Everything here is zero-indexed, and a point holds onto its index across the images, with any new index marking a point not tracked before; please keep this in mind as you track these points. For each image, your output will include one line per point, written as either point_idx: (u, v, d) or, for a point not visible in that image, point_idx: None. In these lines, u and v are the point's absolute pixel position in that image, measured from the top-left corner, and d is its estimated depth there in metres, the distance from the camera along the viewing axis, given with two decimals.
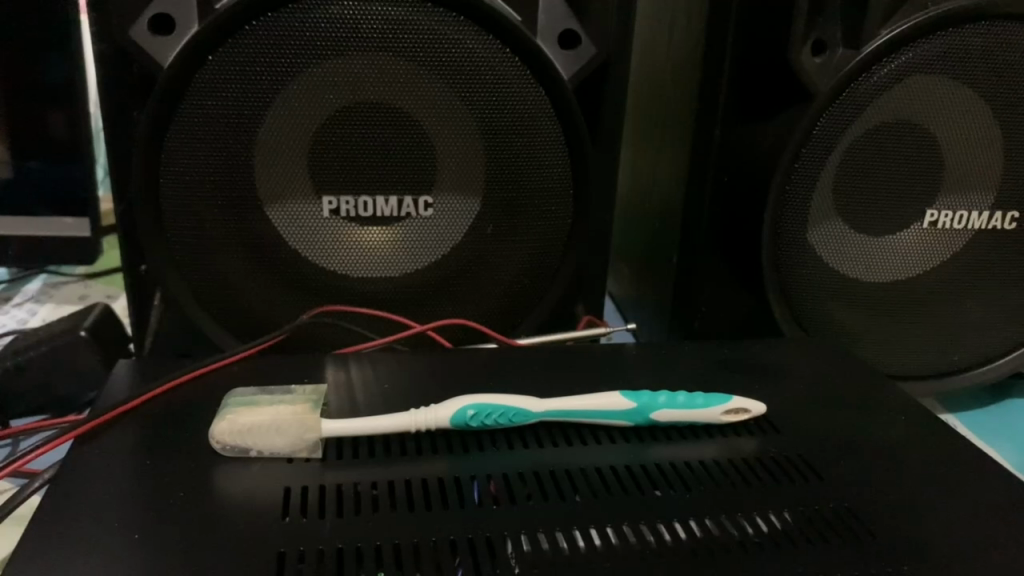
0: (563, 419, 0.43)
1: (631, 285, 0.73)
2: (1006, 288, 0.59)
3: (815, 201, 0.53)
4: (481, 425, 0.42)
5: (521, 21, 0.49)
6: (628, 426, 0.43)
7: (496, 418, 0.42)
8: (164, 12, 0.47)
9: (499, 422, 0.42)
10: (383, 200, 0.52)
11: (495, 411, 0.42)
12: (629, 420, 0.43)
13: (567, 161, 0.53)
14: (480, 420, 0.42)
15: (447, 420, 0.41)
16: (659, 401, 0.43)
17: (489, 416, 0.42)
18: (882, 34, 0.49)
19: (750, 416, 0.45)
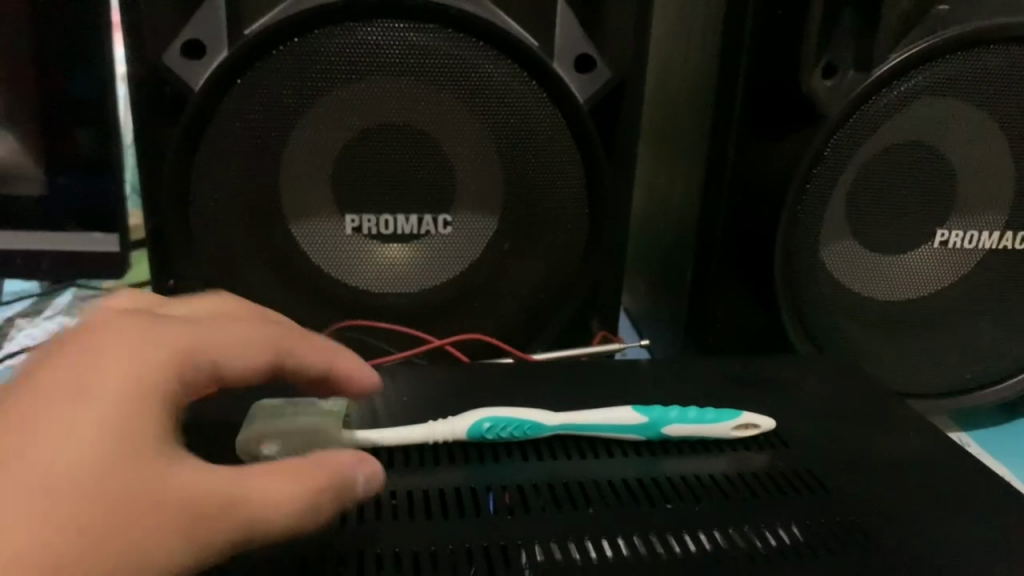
0: (575, 432, 0.44)
1: (646, 301, 0.74)
2: (1020, 306, 0.59)
3: (825, 221, 0.55)
4: (497, 437, 0.43)
5: (539, 45, 0.50)
6: (641, 441, 0.44)
7: (511, 431, 0.43)
8: (197, 38, 0.49)
9: (515, 434, 0.43)
10: (403, 217, 0.53)
11: (511, 424, 0.43)
12: (642, 435, 0.44)
13: (583, 180, 0.54)
14: (496, 433, 0.43)
15: (463, 432, 0.43)
16: (671, 416, 0.44)
17: (505, 429, 0.43)
18: (891, 58, 0.50)
19: (761, 429, 0.46)
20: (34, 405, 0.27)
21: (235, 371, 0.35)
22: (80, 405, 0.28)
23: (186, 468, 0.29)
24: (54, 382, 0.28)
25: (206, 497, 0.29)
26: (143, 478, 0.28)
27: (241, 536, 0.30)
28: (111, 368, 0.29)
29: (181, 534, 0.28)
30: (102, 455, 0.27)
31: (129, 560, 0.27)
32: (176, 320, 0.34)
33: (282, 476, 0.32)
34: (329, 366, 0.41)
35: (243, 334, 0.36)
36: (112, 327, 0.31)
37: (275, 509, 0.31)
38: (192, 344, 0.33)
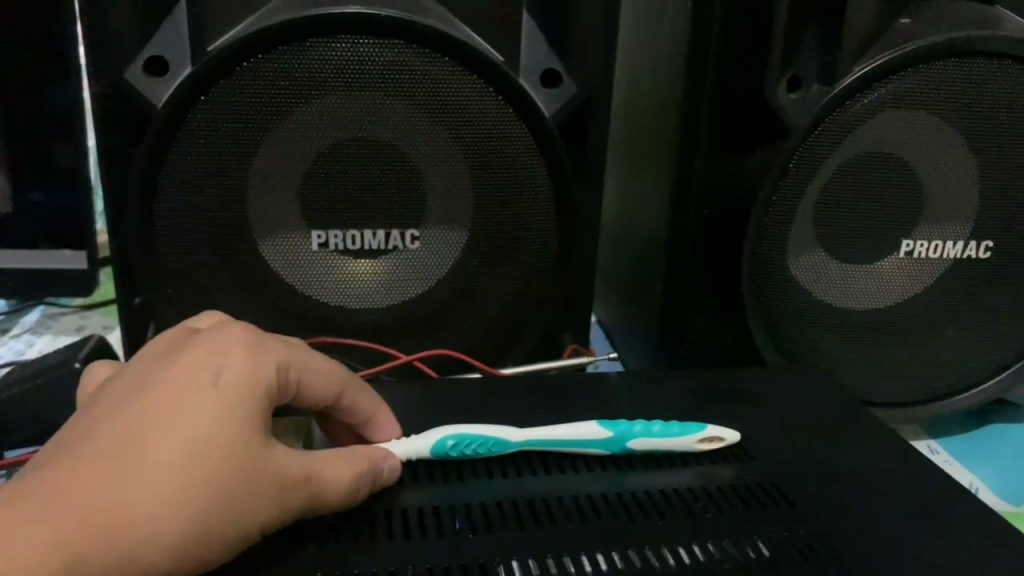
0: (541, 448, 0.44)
1: (619, 313, 0.74)
2: (985, 314, 0.59)
3: (793, 232, 0.55)
4: (462, 453, 0.43)
5: (504, 60, 0.50)
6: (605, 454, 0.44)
7: (475, 448, 0.43)
8: (160, 54, 0.48)
9: (479, 450, 0.43)
10: (371, 233, 0.53)
11: (475, 441, 0.43)
12: (607, 449, 0.44)
13: (551, 194, 0.54)
14: (461, 450, 0.43)
15: (427, 449, 0.43)
16: (635, 430, 0.44)
17: (470, 445, 0.43)
18: (853, 71, 0.51)
19: (725, 442, 0.46)
20: (179, 378, 0.35)
21: (309, 393, 0.40)
22: (202, 393, 0.34)
23: (283, 449, 0.35)
24: (188, 370, 0.35)
25: (289, 477, 0.35)
26: (250, 453, 0.33)
27: (313, 505, 0.36)
28: (234, 366, 0.36)
29: (276, 495, 0.34)
30: (217, 430, 0.33)
31: (231, 510, 0.33)
32: (276, 341, 0.39)
33: (347, 465, 0.38)
34: (371, 414, 0.44)
35: (326, 364, 0.41)
36: (223, 338, 0.37)
37: (339, 486, 0.37)
38: (290, 364, 0.39)
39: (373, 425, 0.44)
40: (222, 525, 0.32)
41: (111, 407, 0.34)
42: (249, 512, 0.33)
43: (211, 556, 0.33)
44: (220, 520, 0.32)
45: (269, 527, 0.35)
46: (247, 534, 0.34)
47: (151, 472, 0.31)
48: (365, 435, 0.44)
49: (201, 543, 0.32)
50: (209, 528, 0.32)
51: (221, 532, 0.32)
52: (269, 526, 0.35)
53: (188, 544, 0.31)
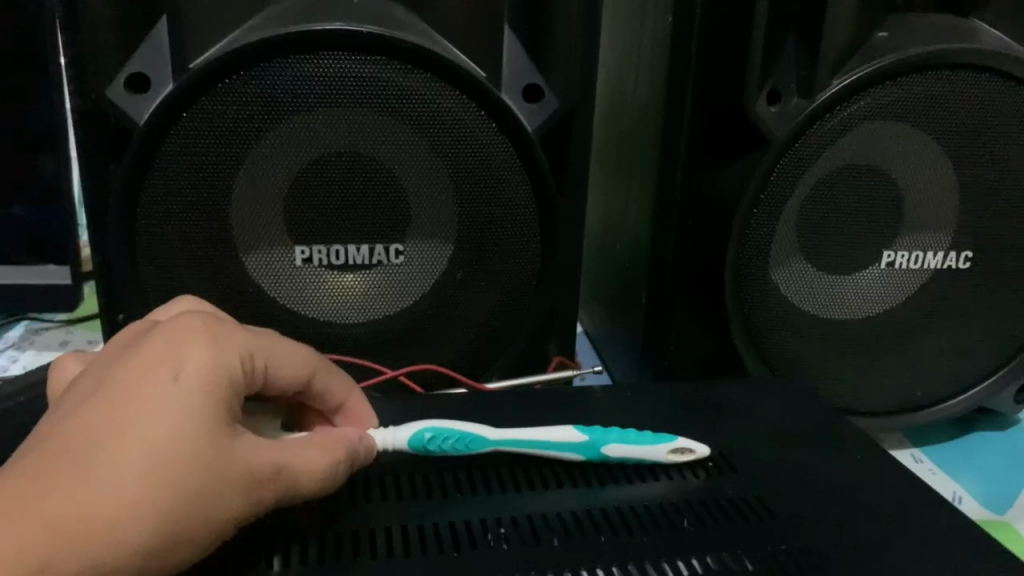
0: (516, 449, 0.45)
1: (604, 324, 0.74)
2: (966, 324, 0.60)
3: (776, 243, 0.55)
4: (438, 448, 0.44)
5: (487, 76, 0.50)
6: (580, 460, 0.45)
7: (452, 443, 0.44)
8: (142, 72, 0.48)
9: (455, 445, 0.44)
10: (355, 248, 0.53)
11: (450, 436, 0.44)
12: (581, 453, 0.45)
13: (534, 207, 0.54)
14: (438, 444, 0.44)
15: (405, 441, 0.44)
16: (610, 437, 0.45)
17: (444, 440, 0.44)
18: (833, 84, 0.51)
19: (699, 455, 0.46)
20: (138, 375, 0.34)
21: (276, 379, 0.40)
22: (163, 392, 0.33)
23: (251, 443, 0.35)
24: (147, 367, 0.34)
25: (260, 471, 0.35)
26: (217, 453, 0.33)
27: (286, 495, 0.37)
28: (197, 361, 0.35)
29: (246, 492, 0.34)
30: (180, 432, 0.32)
31: (198, 512, 0.33)
32: (241, 329, 0.39)
33: (315, 451, 0.38)
34: (343, 399, 0.45)
35: (293, 350, 0.41)
36: (185, 329, 0.36)
37: (310, 474, 0.38)
38: (255, 353, 0.38)
39: (345, 410, 0.45)
40: (191, 527, 0.32)
41: (73, 411, 0.33)
42: (218, 511, 0.33)
43: (183, 556, 0.33)
44: (187, 522, 0.32)
45: (240, 522, 0.35)
46: (218, 532, 0.34)
47: (114, 481, 0.31)
48: (339, 420, 0.45)
49: (170, 546, 0.32)
50: (178, 532, 0.32)
51: (191, 534, 0.33)
52: (241, 520, 0.35)
53: (156, 548, 0.31)
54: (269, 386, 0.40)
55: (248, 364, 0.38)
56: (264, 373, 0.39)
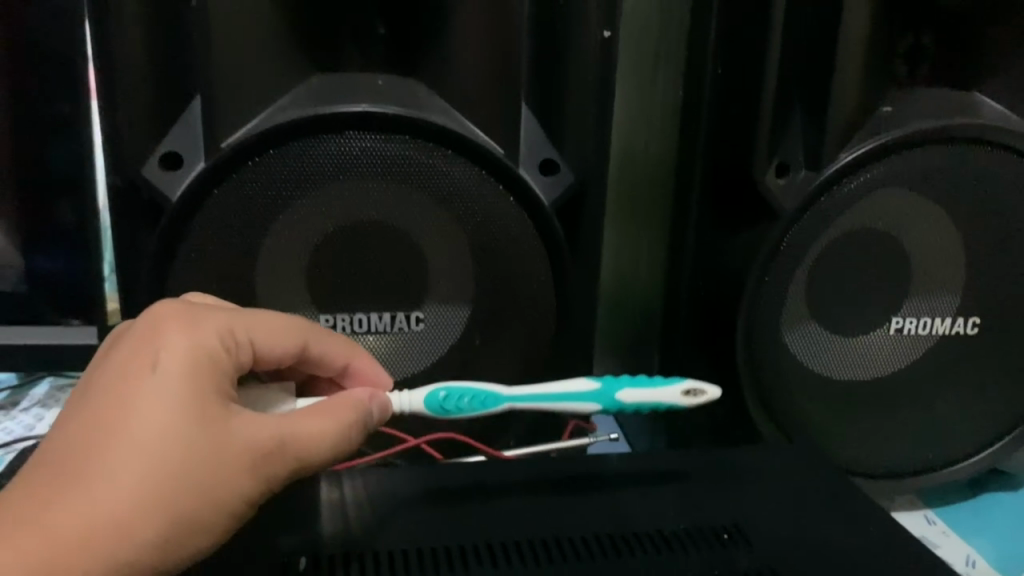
0: (530, 406, 0.48)
1: (618, 383, 0.75)
2: (982, 389, 0.60)
3: (788, 305, 0.56)
4: (457, 407, 0.47)
5: (505, 153, 0.52)
6: (597, 409, 0.48)
7: (469, 401, 0.47)
8: (175, 150, 0.51)
9: (473, 403, 0.48)
10: (377, 315, 0.55)
11: (466, 395, 0.47)
12: (598, 403, 0.48)
13: (550, 276, 0.55)
14: (454, 402, 0.47)
15: (422, 402, 0.47)
16: (622, 384, 0.48)
17: (459, 400, 0.47)
18: (841, 157, 0.53)
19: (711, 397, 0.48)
20: (120, 371, 0.37)
21: (271, 352, 0.43)
22: (146, 384, 0.36)
23: (244, 421, 0.37)
24: (126, 362, 0.37)
25: (263, 443, 0.37)
26: (212, 434, 0.36)
27: (296, 464, 0.39)
28: (175, 354, 0.37)
29: (249, 471, 0.37)
30: (168, 419, 0.35)
31: (202, 499, 0.35)
32: (221, 310, 0.41)
33: (327, 419, 0.40)
34: (346, 361, 0.47)
35: (283, 323, 0.44)
36: (162, 325, 0.39)
37: (319, 442, 0.39)
38: (236, 329, 0.41)
39: (350, 369, 0.48)
40: (197, 512, 0.35)
41: (66, 419, 0.36)
42: (222, 495, 0.36)
43: (197, 542, 0.35)
44: (192, 509, 0.35)
45: (254, 498, 0.37)
46: (229, 511, 0.36)
47: (118, 483, 0.33)
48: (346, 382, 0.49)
49: (182, 531, 0.35)
50: (184, 518, 0.35)
51: (197, 517, 0.35)
52: (252, 496, 0.37)
53: (166, 537, 0.34)
54: (265, 360, 0.43)
55: (227, 342, 0.40)
56: (250, 347, 0.42)
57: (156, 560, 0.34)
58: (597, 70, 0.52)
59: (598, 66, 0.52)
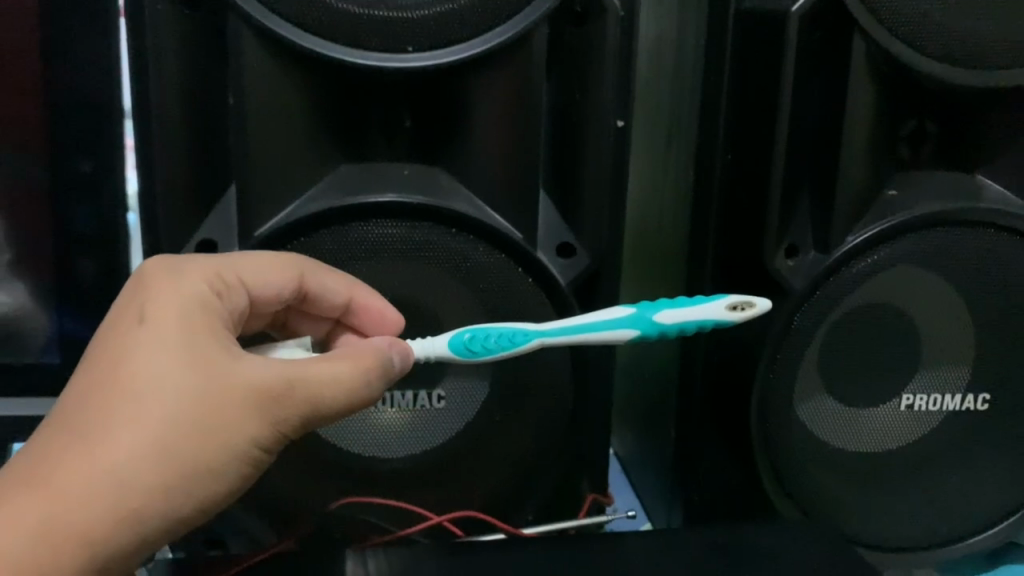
0: (560, 342, 0.48)
1: (635, 452, 0.76)
2: (996, 465, 0.60)
3: (800, 379, 0.57)
4: (482, 347, 0.48)
5: (523, 236, 0.54)
6: (635, 336, 0.48)
7: (495, 341, 0.48)
8: (210, 239, 0.54)
9: (501, 343, 0.48)
10: (400, 393, 0.55)
11: (491, 335, 0.48)
12: (635, 328, 0.48)
13: (567, 356, 0.57)
14: (479, 343, 0.48)
15: (446, 345, 0.48)
16: (659, 307, 0.48)
17: (484, 340, 0.48)
18: (849, 239, 0.55)
19: (757, 311, 0.47)
20: (117, 332, 0.41)
21: (264, 289, 0.48)
22: (137, 337, 0.41)
23: (248, 364, 0.41)
24: (121, 323, 0.42)
25: (266, 384, 0.41)
26: (208, 378, 0.40)
27: (306, 408, 0.42)
28: (165, 307, 0.42)
29: (255, 412, 0.41)
30: (159, 374, 0.39)
31: (208, 440, 0.40)
32: (210, 258, 0.47)
33: (339, 360, 0.43)
34: (347, 295, 0.50)
35: (274, 260, 0.48)
36: (152, 280, 0.44)
37: (328, 387, 0.42)
38: (223, 272, 0.47)
39: (353, 305, 0.50)
40: (206, 453, 0.39)
41: (76, 379, 0.41)
42: (230, 436, 0.40)
43: (211, 483, 0.40)
44: (202, 449, 0.39)
45: (260, 437, 0.41)
46: (238, 451, 0.41)
47: (124, 432, 0.38)
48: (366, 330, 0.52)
49: (194, 473, 0.39)
50: (194, 460, 0.39)
51: (209, 460, 0.40)
52: (260, 437, 0.41)
53: (178, 476, 0.39)
54: (261, 296, 0.48)
55: (215, 288, 0.46)
56: (242, 288, 0.47)
57: (172, 498, 0.39)
58: (612, 158, 0.54)
59: (613, 155, 0.54)
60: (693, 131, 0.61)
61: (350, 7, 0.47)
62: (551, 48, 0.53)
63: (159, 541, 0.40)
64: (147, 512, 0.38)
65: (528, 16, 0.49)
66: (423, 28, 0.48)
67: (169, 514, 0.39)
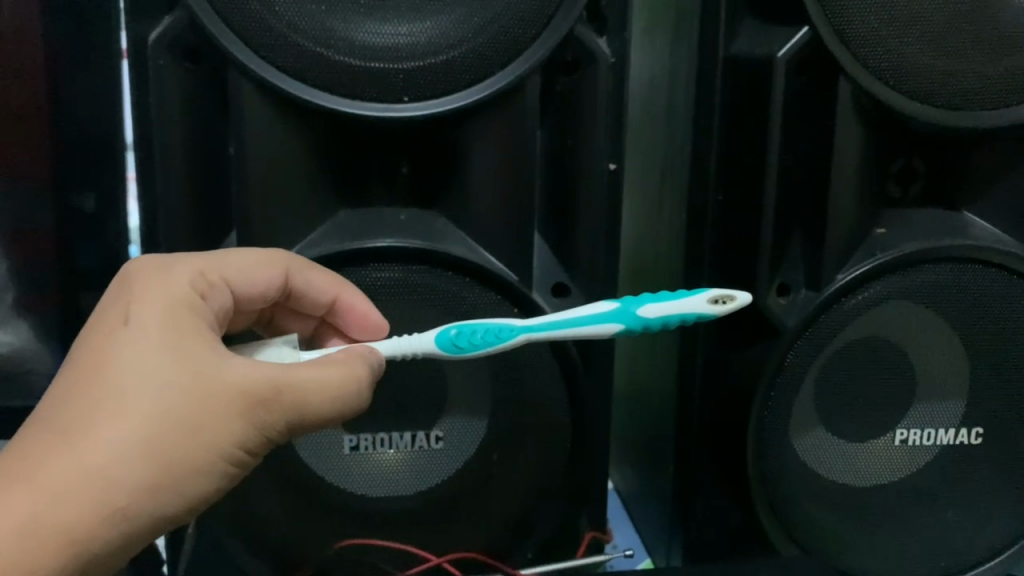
0: (546, 336, 0.48)
1: (635, 487, 0.76)
2: (992, 498, 0.60)
3: (795, 415, 0.57)
4: (468, 342, 0.48)
5: (519, 278, 0.55)
6: (619, 330, 0.47)
7: (481, 336, 0.48)
8: None
9: (487, 338, 0.48)
10: (398, 434, 0.55)
11: (477, 330, 0.48)
12: (620, 322, 0.47)
13: (565, 395, 0.57)
14: (465, 338, 0.48)
15: (433, 342, 0.48)
16: (644, 300, 0.47)
17: (471, 335, 0.48)
18: (839, 277, 0.55)
19: (739, 304, 0.46)
20: (101, 332, 0.41)
21: (249, 287, 0.48)
22: (121, 337, 0.40)
23: (236, 365, 0.41)
24: (104, 322, 0.41)
25: (252, 387, 0.40)
26: (193, 380, 0.39)
27: (294, 413, 0.41)
28: (150, 307, 0.42)
29: (242, 415, 0.40)
30: (143, 376, 0.39)
31: (194, 444, 0.39)
32: (195, 256, 0.47)
33: (327, 368, 0.43)
34: (333, 294, 0.50)
35: (260, 258, 0.49)
36: (138, 279, 0.43)
37: (316, 394, 0.42)
38: (208, 272, 0.46)
39: (339, 304, 0.51)
40: (192, 454, 0.39)
41: (58, 379, 0.40)
42: (217, 437, 0.40)
43: (197, 484, 0.40)
44: (188, 451, 0.39)
45: (245, 439, 0.41)
46: (225, 453, 0.40)
47: (106, 433, 0.37)
48: (354, 334, 0.52)
49: (180, 474, 0.39)
50: (180, 462, 0.39)
51: (195, 462, 0.39)
52: (247, 439, 0.41)
53: (163, 478, 0.38)
54: (245, 295, 0.48)
55: (200, 287, 0.45)
56: (226, 287, 0.47)
57: (158, 499, 0.38)
58: (605, 201, 0.56)
59: (606, 197, 0.56)
60: (685, 172, 0.62)
61: (347, 60, 0.48)
62: (544, 94, 0.55)
63: (145, 540, 0.39)
64: (132, 512, 0.38)
65: (520, 65, 0.51)
66: (418, 78, 0.49)
67: (156, 514, 0.39)
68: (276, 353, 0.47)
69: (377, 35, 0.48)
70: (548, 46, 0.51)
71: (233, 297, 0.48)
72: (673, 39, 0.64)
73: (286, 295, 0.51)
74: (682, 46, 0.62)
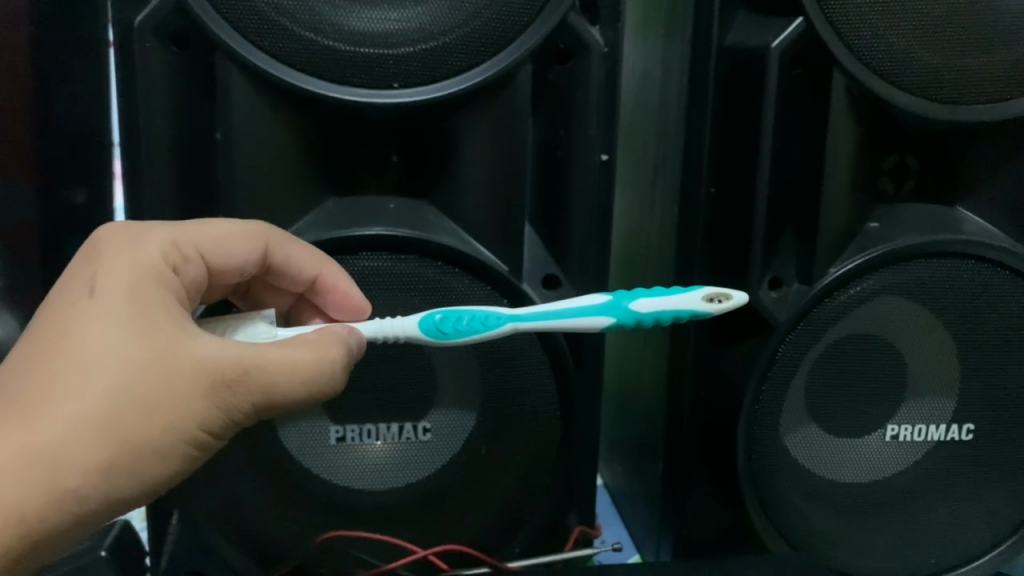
0: (533, 327, 0.48)
1: (625, 483, 0.76)
2: (983, 494, 0.60)
3: (785, 411, 0.57)
4: (453, 329, 0.47)
5: (508, 269, 0.55)
6: (610, 324, 0.47)
7: (467, 323, 0.48)
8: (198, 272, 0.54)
9: (473, 325, 0.48)
10: (385, 426, 0.54)
11: (464, 317, 0.48)
12: (612, 317, 0.47)
13: (554, 387, 0.57)
14: (450, 325, 0.47)
15: (417, 327, 0.47)
16: (637, 295, 0.47)
17: (457, 321, 0.48)
18: (831, 272, 0.55)
19: (734, 304, 0.47)
20: (64, 305, 0.40)
21: (226, 259, 0.47)
22: (85, 312, 0.39)
23: (202, 344, 0.40)
24: (68, 295, 0.40)
25: (218, 368, 0.40)
26: (157, 359, 0.39)
27: (261, 395, 0.41)
28: (117, 280, 0.41)
29: (205, 396, 0.39)
30: (105, 352, 0.38)
31: (155, 425, 0.38)
32: (167, 227, 0.46)
33: (298, 349, 0.42)
34: (314, 271, 0.50)
35: (238, 231, 0.48)
36: (106, 248, 0.43)
37: (286, 376, 0.41)
38: (181, 243, 0.45)
39: (320, 281, 0.50)
40: (151, 435, 0.38)
41: (19, 349, 0.39)
42: (178, 419, 0.39)
43: (157, 465, 0.39)
44: (147, 431, 0.38)
45: (210, 420, 0.40)
46: (187, 435, 0.39)
47: (65, 412, 0.37)
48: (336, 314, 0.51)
49: (137, 454, 0.38)
50: (139, 443, 0.38)
51: (155, 443, 0.38)
52: (211, 420, 0.40)
53: (121, 458, 0.38)
54: (222, 265, 0.48)
55: (171, 259, 0.45)
56: (199, 258, 0.46)
57: (114, 479, 0.38)
58: (596, 192, 0.55)
59: (598, 189, 0.55)
60: (677, 164, 0.62)
61: (336, 44, 0.48)
62: (537, 83, 0.54)
63: (101, 518, 0.39)
64: (87, 492, 0.37)
65: (511, 54, 0.50)
66: (408, 65, 0.49)
67: (112, 494, 0.38)
68: (253, 331, 0.47)
69: (367, 21, 0.48)
70: (539, 35, 0.50)
71: (207, 267, 0.47)
72: (667, 32, 0.64)
73: (264, 268, 0.50)
74: (675, 39, 0.62)
